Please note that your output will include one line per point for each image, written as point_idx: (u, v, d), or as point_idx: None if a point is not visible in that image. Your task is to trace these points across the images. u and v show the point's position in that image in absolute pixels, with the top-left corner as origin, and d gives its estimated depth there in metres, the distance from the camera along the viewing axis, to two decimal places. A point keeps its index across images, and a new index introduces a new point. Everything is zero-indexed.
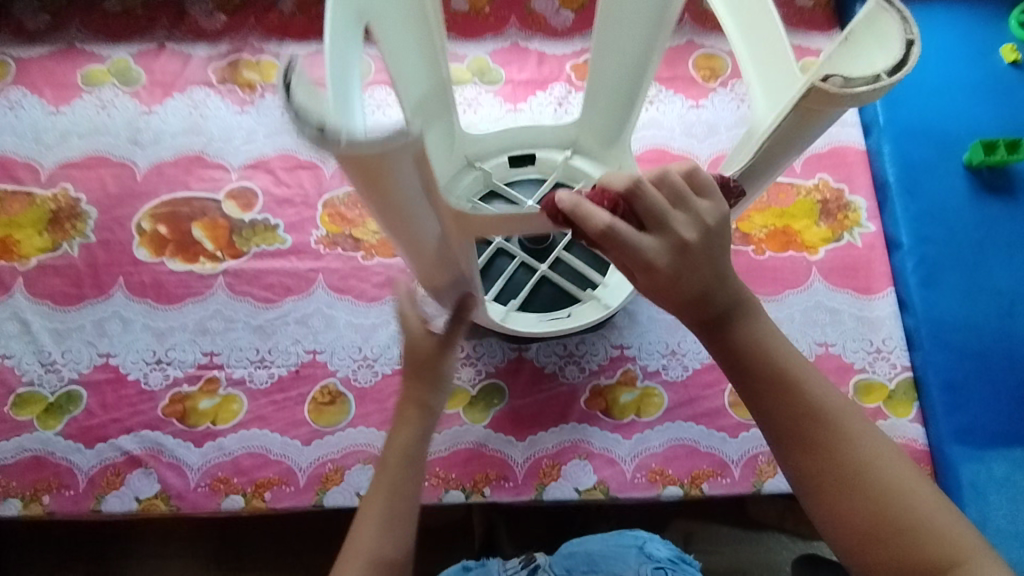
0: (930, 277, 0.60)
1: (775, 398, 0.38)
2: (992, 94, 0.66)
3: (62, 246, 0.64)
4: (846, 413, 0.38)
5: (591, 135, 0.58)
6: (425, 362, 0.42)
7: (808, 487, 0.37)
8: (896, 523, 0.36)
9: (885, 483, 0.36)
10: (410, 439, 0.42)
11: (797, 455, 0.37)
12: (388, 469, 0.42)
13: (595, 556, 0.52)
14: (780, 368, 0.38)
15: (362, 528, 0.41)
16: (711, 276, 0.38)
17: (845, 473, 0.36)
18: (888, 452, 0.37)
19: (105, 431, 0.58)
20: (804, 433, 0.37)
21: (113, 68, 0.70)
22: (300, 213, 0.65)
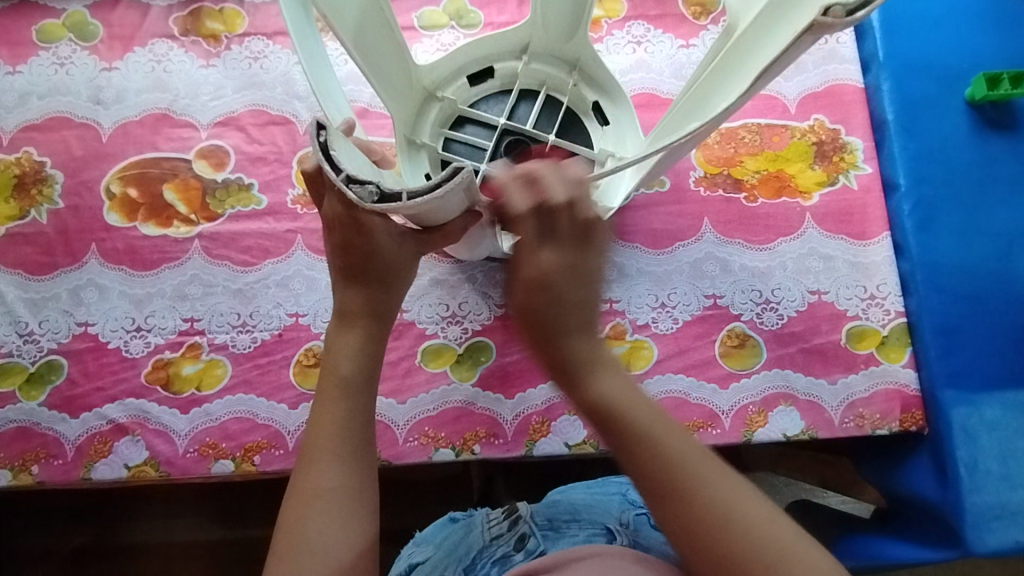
0: (927, 220, 0.59)
1: (628, 444, 0.39)
2: (997, 23, 0.62)
3: (30, 213, 0.62)
4: (699, 464, 0.38)
5: (546, 41, 0.54)
6: (376, 271, 0.44)
7: (671, 534, 0.38)
8: (744, 569, 0.36)
9: (740, 536, 0.36)
10: (355, 357, 0.44)
11: (654, 501, 0.38)
12: (325, 400, 0.43)
13: (577, 506, 0.51)
14: (632, 422, 0.39)
15: (312, 467, 0.40)
16: (582, 310, 0.41)
17: (693, 522, 0.37)
18: (749, 499, 0.38)
19: (90, 400, 0.57)
20: (660, 482, 0.38)
21: (69, 22, 0.66)
22: (274, 171, 0.62)
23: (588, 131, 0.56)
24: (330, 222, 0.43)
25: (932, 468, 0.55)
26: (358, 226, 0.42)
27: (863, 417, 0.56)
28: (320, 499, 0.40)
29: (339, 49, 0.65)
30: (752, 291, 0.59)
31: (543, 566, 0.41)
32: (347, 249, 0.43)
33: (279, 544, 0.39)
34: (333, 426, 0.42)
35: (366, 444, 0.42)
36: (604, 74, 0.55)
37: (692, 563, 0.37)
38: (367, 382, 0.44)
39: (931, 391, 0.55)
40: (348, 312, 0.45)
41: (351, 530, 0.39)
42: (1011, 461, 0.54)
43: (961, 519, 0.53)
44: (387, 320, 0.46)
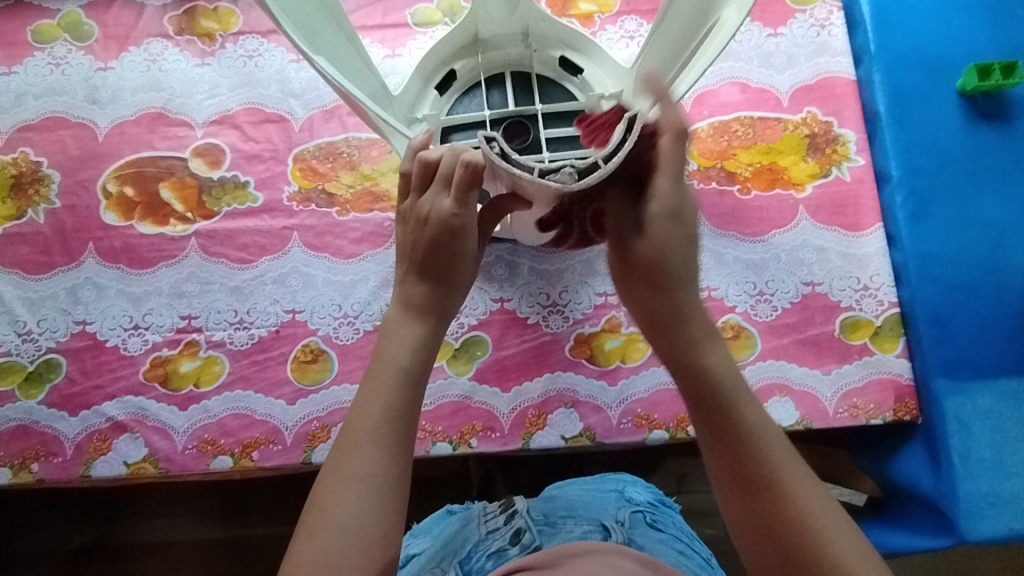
0: (919, 211, 0.59)
1: (722, 422, 0.39)
2: (987, 15, 0.63)
3: (28, 212, 0.62)
4: (786, 460, 0.38)
5: (492, 25, 0.53)
6: (445, 263, 0.44)
7: (744, 527, 0.38)
8: (818, 574, 0.35)
9: (818, 545, 0.36)
10: (410, 342, 0.42)
11: (732, 491, 0.38)
12: (377, 380, 0.41)
13: (573, 502, 0.51)
14: (733, 402, 0.39)
15: (353, 447, 0.38)
16: (674, 260, 0.42)
17: (774, 514, 0.37)
18: (830, 508, 0.37)
19: (88, 398, 0.57)
20: (743, 472, 0.38)
21: (64, 22, 0.66)
22: (270, 168, 0.63)
23: (568, 90, 0.55)
24: (421, 218, 0.44)
25: (925, 458, 0.56)
26: (456, 227, 0.43)
27: (857, 407, 0.56)
28: (359, 482, 0.37)
29: None
30: (746, 283, 0.59)
31: (536, 562, 0.40)
32: (431, 246, 0.43)
33: (306, 520, 0.37)
34: (378, 410, 0.39)
35: (409, 432, 0.40)
36: (558, 32, 0.54)
37: (758, 557, 0.38)
38: (422, 371, 0.42)
39: (925, 381, 0.56)
40: (413, 305, 0.44)
41: (382, 518, 0.37)
42: (1004, 449, 0.54)
43: (955, 506, 0.53)
44: (447, 319, 0.44)
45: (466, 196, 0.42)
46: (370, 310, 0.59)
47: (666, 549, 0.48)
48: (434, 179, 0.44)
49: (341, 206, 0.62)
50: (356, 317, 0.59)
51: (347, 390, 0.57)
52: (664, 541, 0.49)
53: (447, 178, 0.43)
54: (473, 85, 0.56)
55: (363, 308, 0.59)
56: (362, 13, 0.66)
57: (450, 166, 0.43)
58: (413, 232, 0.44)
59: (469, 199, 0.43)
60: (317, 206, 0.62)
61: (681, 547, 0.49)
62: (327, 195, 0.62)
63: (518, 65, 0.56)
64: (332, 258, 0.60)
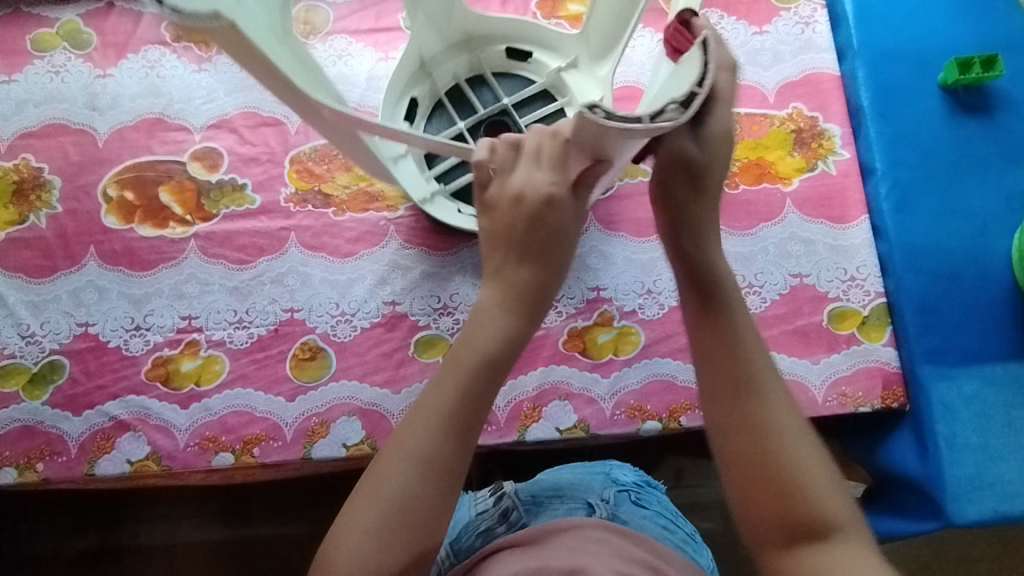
0: (903, 201, 0.60)
1: (718, 326, 0.42)
2: (968, 10, 0.64)
3: (30, 217, 0.63)
4: (773, 377, 0.41)
5: (433, 43, 0.57)
6: (546, 246, 0.43)
7: (724, 421, 0.40)
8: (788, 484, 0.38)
9: (785, 452, 0.39)
10: (497, 331, 0.41)
11: (720, 386, 0.41)
12: (460, 361, 0.41)
13: (561, 483, 0.52)
14: (729, 314, 0.42)
15: (418, 424, 0.39)
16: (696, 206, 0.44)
17: (756, 414, 0.40)
18: (804, 434, 0.40)
19: (91, 398, 0.58)
20: (733, 371, 0.41)
21: (63, 31, 0.68)
22: (267, 171, 0.64)
23: (523, 77, 0.59)
24: (515, 195, 0.43)
25: (913, 443, 0.57)
26: (551, 201, 0.42)
27: (846, 396, 0.57)
28: (418, 462, 0.38)
29: (328, 51, 0.67)
30: (735, 276, 0.60)
31: (523, 538, 0.41)
32: (531, 222, 0.42)
33: (365, 488, 0.39)
34: (452, 394, 0.40)
35: (477, 425, 0.40)
36: (492, 28, 0.57)
37: (727, 450, 0.40)
38: (507, 362, 0.41)
39: (911, 368, 0.57)
40: (508, 289, 0.43)
41: (438, 505, 0.38)
42: (989, 434, 0.55)
43: (942, 490, 0.55)
44: (541, 309, 0.43)
45: (564, 167, 0.43)
46: (367, 308, 0.60)
47: (651, 524, 0.49)
48: (521, 158, 0.43)
49: (337, 206, 0.63)
50: (353, 315, 0.60)
51: (346, 386, 0.58)
52: (649, 517, 0.50)
53: (539, 156, 0.43)
54: (439, 100, 0.59)
55: (360, 306, 0.60)
56: (356, 17, 0.67)
57: (540, 141, 0.43)
58: (508, 217, 0.43)
59: (564, 169, 0.43)
60: (313, 207, 0.63)
61: (666, 522, 0.51)
62: (323, 196, 0.63)
63: (470, 68, 0.59)
64: (329, 258, 0.62)
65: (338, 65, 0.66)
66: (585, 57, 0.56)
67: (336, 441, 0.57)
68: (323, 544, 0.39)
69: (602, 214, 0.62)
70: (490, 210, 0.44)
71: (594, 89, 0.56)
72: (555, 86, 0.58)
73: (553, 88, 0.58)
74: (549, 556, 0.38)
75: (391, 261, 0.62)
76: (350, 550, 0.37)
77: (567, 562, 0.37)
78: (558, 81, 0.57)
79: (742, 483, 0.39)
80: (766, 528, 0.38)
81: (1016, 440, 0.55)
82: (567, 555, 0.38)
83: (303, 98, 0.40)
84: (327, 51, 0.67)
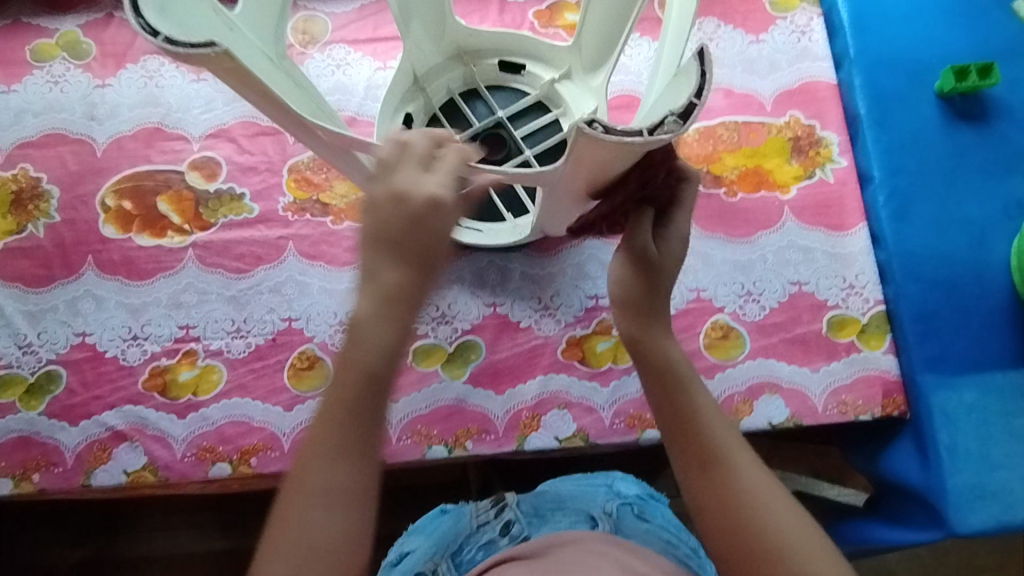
0: (901, 210, 0.60)
1: (662, 376, 0.44)
2: (964, 18, 0.64)
3: (28, 227, 0.63)
4: (739, 448, 0.42)
5: (427, 58, 0.57)
6: (421, 248, 0.39)
7: (704, 507, 0.41)
8: (739, 516, 0.40)
9: (734, 482, 0.40)
10: (377, 347, 0.39)
11: (693, 470, 0.41)
12: (340, 386, 0.39)
13: (563, 496, 0.52)
14: (675, 367, 0.44)
15: (313, 461, 0.38)
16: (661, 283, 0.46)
17: (731, 492, 0.40)
18: (776, 493, 0.40)
19: (88, 408, 0.58)
20: (698, 452, 0.42)
21: (62, 41, 0.68)
22: (265, 180, 0.64)
23: (517, 89, 0.59)
24: (395, 194, 0.39)
25: (914, 451, 0.56)
26: (436, 204, 0.39)
27: (846, 404, 0.57)
28: (320, 492, 0.38)
29: (326, 61, 0.67)
30: (734, 284, 0.60)
31: (524, 552, 0.41)
32: (410, 224, 0.39)
33: (274, 528, 0.38)
34: (338, 422, 0.39)
35: (370, 441, 0.39)
36: (484, 43, 0.58)
37: (712, 535, 0.40)
38: (388, 375, 0.39)
39: (911, 376, 0.57)
40: (378, 294, 0.39)
41: (350, 526, 0.38)
42: (990, 443, 0.55)
43: (944, 499, 0.54)
44: (417, 313, 0.40)
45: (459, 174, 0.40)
46: None
47: (654, 537, 0.49)
48: (408, 157, 0.40)
49: (335, 215, 0.63)
50: None
51: None
52: (652, 530, 0.49)
53: (426, 159, 0.40)
54: (433, 115, 0.58)
55: None
56: (354, 27, 0.68)
57: (429, 145, 0.40)
58: (385, 216, 0.39)
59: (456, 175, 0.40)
60: (312, 216, 0.63)
61: (670, 536, 0.50)
62: (322, 205, 0.63)
63: (463, 83, 0.60)
64: (327, 267, 0.62)
65: (336, 75, 0.66)
66: (578, 69, 0.57)
67: None
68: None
69: None
70: (369, 207, 0.40)
71: (589, 99, 0.56)
72: (549, 98, 0.58)
73: (547, 100, 0.58)
74: (549, 570, 0.38)
75: None
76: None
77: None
78: (552, 93, 0.58)
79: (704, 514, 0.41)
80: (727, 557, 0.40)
81: (1018, 450, 0.55)
82: (569, 569, 0.38)
83: (299, 123, 0.41)
84: (326, 60, 0.67)
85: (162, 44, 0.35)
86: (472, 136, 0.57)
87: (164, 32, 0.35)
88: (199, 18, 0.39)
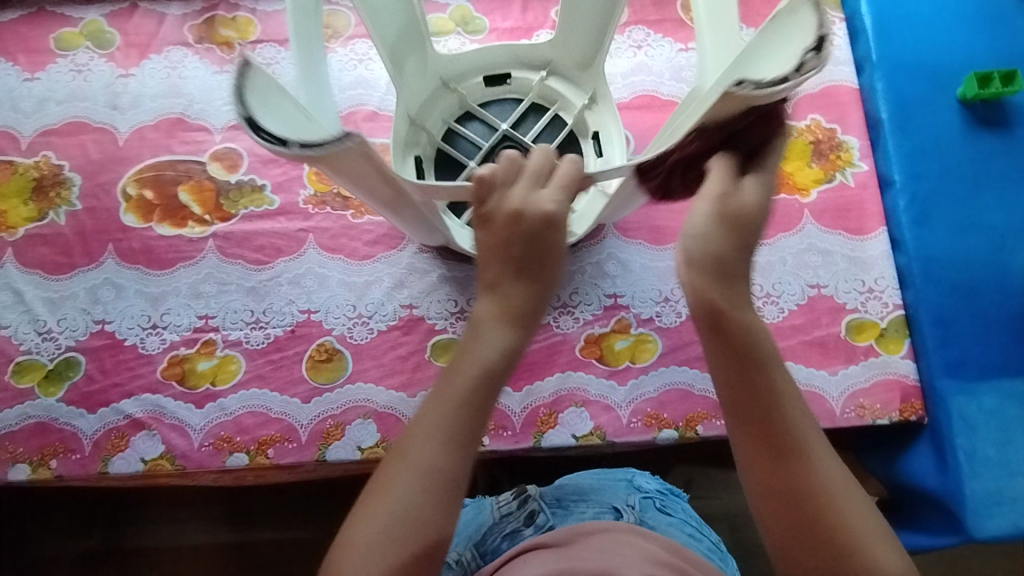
0: (922, 215, 0.60)
1: (743, 357, 0.37)
2: (987, 25, 0.64)
3: (49, 214, 0.63)
4: (820, 446, 0.37)
5: (417, 96, 0.56)
6: (537, 255, 0.40)
7: (768, 495, 0.36)
8: (827, 534, 0.35)
9: (824, 495, 0.35)
10: (496, 345, 0.39)
11: (763, 457, 0.36)
12: (455, 376, 0.39)
13: (585, 489, 0.52)
14: (760, 353, 0.37)
15: (417, 438, 0.37)
16: (748, 240, 0.38)
17: (803, 483, 0.36)
18: (846, 484, 0.36)
19: (106, 396, 0.58)
20: (775, 448, 0.36)
21: (86, 30, 0.68)
22: (286, 172, 0.64)
23: (508, 99, 0.59)
24: (512, 211, 0.40)
25: (932, 456, 0.56)
26: (552, 219, 0.40)
27: (864, 407, 0.57)
28: (421, 478, 0.36)
29: (348, 55, 0.67)
30: (753, 286, 0.60)
31: (553, 541, 0.42)
32: (527, 240, 0.40)
33: (365, 501, 0.37)
34: (448, 411, 0.38)
35: (476, 439, 0.38)
36: (464, 65, 0.57)
37: (770, 524, 0.36)
38: (504, 374, 0.39)
39: (929, 381, 0.57)
40: (507, 307, 0.40)
41: (442, 521, 0.37)
42: (1010, 449, 0.55)
43: (962, 504, 0.54)
44: (537, 321, 0.41)
45: (570, 189, 0.41)
46: (384, 311, 0.60)
47: (677, 531, 0.50)
48: (523, 175, 0.42)
49: (355, 209, 0.63)
50: (370, 317, 0.60)
51: (362, 388, 0.58)
52: (674, 524, 0.50)
53: (541, 174, 0.42)
54: (439, 149, 0.57)
55: (377, 309, 0.60)
56: None
57: (543, 161, 0.42)
58: (503, 229, 0.40)
59: (570, 190, 0.41)
60: (332, 209, 0.63)
61: (691, 530, 0.51)
62: (342, 198, 0.63)
63: (456, 109, 0.58)
64: (346, 260, 0.62)
65: (358, 70, 0.66)
66: (564, 71, 0.58)
67: (351, 444, 0.57)
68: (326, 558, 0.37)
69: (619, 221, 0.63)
70: (484, 227, 0.41)
71: (582, 94, 0.58)
72: (544, 99, 0.58)
73: (541, 101, 0.58)
74: (579, 556, 0.40)
75: (409, 264, 0.62)
76: (349, 563, 0.36)
77: (598, 564, 0.38)
78: (545, 91, 0.58)
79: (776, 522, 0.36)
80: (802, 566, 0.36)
81: None
82: (595, 555, 0.39)
83: (403, 199, 0.45)
84: (347, 55, 0.67)
85: (295, 149, 0.36)
86: (484, 156, 0.56)
87: (294, 138, 0.36)
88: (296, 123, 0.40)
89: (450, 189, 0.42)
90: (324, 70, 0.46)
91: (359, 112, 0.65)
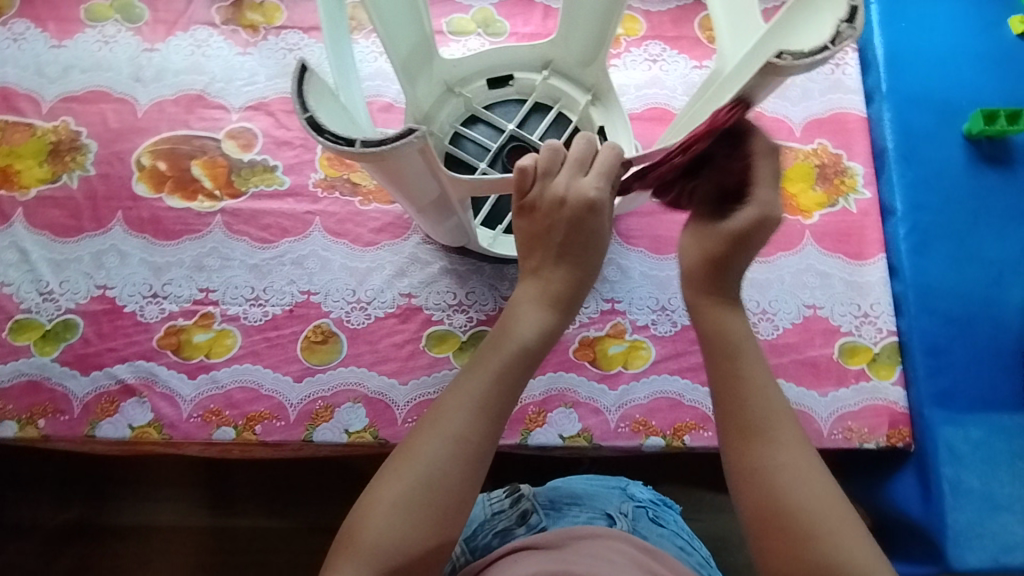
0: (921, 244, 0.61)
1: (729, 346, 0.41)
2: (997, 65, 0.65)
3: (62, 177, 0.64)
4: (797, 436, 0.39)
5: (425, 103, 0.57)
6: (577, 239, 0.42)
7: (735, 473, 0.39)
8: (793, 521, 0.36)
9: (796, 481, 0.37)
10: (536, 325, 0.42)
11: (732, 438, 0.40)
12: (496, 350, 0.41)
13: (579, 493, 0.52)
14: (742, 349, 0.41)
15: (450, 405, 0.39)
16: (736, 262, 0.42)
17: (763, 464, 0.38)
18: (815, 473, 0.38)
19: (101, 359, 0.59)
20: (750, 422, 0.39)
21: (117, 3, 0.70)
22: (299, 155, 0.65)
23: (511, 100, 0.60)
24: (557, 197, 0.42)
25: (917, 485, 0.57)
26: (593, 204, 0.42)
27: (851, 430, 0.57)
28: (449, 443, 0.38)
29: (369, 47, 0.68)
30: (749, 301, 0.60)
31: (542, 542, 0.43)
32: (571, 226, 0.42)
33: (392, 462, 0.39)
34: (481, 378, 0.40)
35: (507, 412, 0.40)
36: (467, 69, 0.58)
37: (737, 500, 0.39)
38: (541, 354, 0.42)
39: (919, 410, 0.57)
40: (548, 290, 0.43)
41: (466, 484, 0.38)
42: (993, 482, 0.55)
43: (943, 534, 0.55)
44: (573, 311, 0.44)
45: (611, 176, 0.43)
46: (383, 298, 0.61)
47: (668, 542, 0.50)
48: (566, 162, 0.43)
49: (363, 196, 0.64)
50: (368, 303, 0.61)
51: (354, 371, 0.59)
52: (666, 535, 0.51)
53: (584, 161, 0.43)
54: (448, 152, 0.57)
55: (376, 295, 0.61)
56: None
57: (586, 150, 0.43)
58: (548, 216, 0.42)
59: (611, 177, 0.42)
60: (340, 194, 0.64)
61: (682, 542, 0.51)
62: (351, 184, 0.64)
63: (462, 113, 0.59)
64: (350, 245, 0.62)
65: (378, 62, 0.68)
66: (567, 72, 0.59)
67: (339, 427, 0.57)
68: (345, 522, 0.38)
69: (622, 229, 0.63)
70: (528, 215, 0.43)
71: (584, 94, 0.59)
72: (548, 102, 0.60)
73: (546, 103, 0.60)
74: (568, 558, 0.40)
75: (411, 254, 0.62)
76: (375, 519, 0.37)
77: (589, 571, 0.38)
78: (549, 91, 0.59)
79: (744, 493, 0.38)
80: (762, 538, 0.37)
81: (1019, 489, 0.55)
82: (583, 560, 0.39)
83: (442, 197, 0.48)
84: (368, 47, 0.68)
85: (361, 149, 0.38)
86: (494, 156, 0.56)
87: (357, 137, 0.38)
88: (346, 121, 0.42)
89: (492, 183, 0.44)
90: (353, 77, 0.47)
91: (375, 103, 0.67)
